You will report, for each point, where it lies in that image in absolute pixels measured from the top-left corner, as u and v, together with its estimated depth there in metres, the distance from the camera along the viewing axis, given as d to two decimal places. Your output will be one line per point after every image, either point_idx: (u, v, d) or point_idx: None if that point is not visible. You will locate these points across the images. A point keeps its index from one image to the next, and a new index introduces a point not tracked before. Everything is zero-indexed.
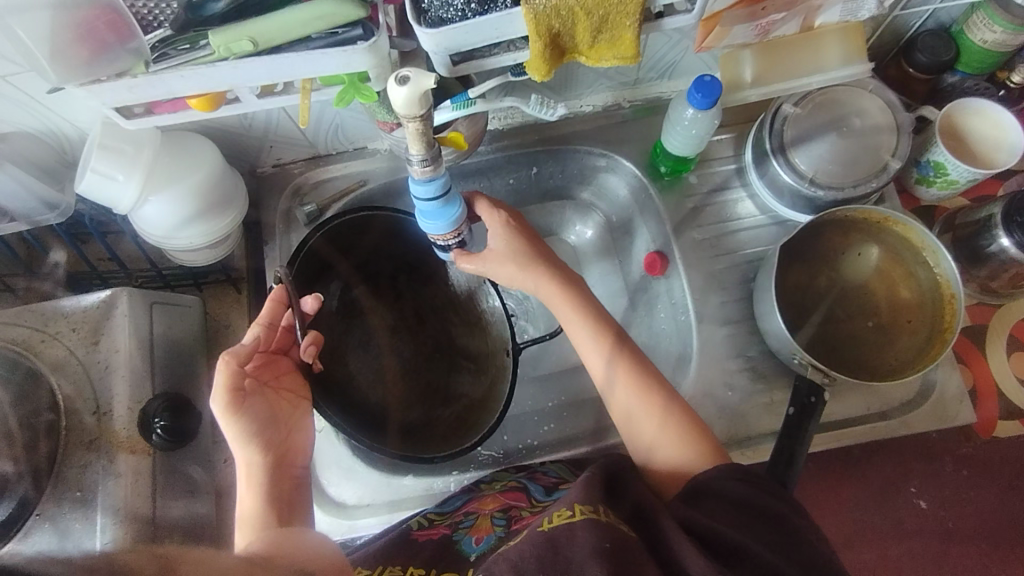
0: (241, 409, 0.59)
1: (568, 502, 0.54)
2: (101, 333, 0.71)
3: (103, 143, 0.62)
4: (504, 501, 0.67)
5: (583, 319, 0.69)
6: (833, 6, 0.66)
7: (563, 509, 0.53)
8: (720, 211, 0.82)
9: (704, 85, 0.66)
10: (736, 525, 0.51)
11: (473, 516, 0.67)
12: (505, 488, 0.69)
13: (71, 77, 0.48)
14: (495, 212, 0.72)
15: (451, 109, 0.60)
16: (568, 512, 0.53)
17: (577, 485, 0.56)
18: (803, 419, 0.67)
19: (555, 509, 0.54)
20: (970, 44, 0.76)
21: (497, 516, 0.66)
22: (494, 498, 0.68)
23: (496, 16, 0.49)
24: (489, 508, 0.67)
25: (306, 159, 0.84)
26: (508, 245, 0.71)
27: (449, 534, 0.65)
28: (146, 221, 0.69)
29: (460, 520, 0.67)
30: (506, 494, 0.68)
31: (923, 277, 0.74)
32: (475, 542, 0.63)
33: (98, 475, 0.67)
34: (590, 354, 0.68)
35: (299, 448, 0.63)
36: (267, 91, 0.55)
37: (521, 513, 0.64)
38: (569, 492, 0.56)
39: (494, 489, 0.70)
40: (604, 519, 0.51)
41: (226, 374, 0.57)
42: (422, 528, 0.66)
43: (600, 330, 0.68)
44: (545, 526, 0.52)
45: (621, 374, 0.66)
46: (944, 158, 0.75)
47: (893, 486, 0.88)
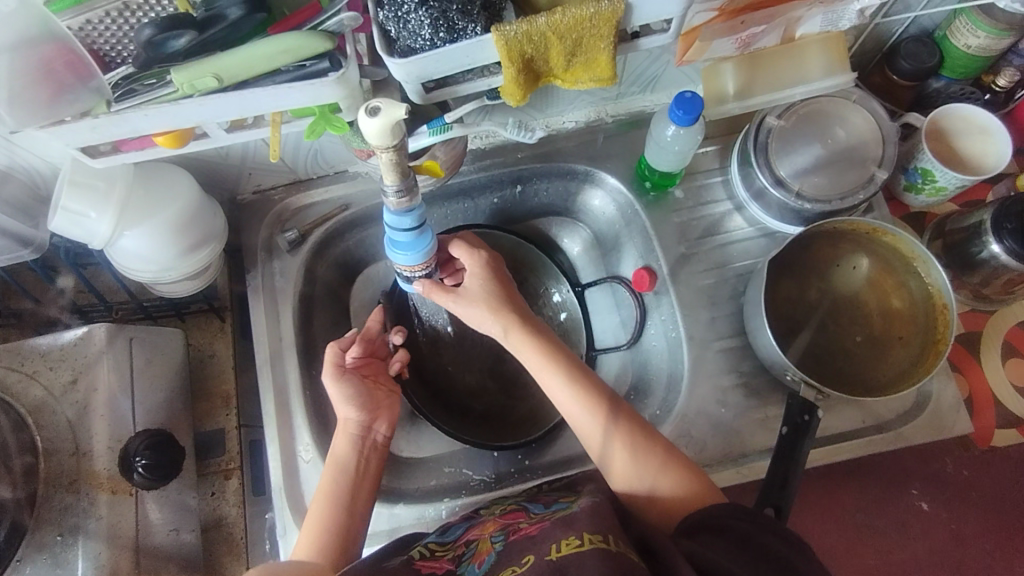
0: (343, 380, 0.70)
1: (579, 530, 0.54)
2: (79, 371, 0.69)
3: (74, 179, 0.60)
4: (502, 523, 0.66)
5: (584, 395, 0.66)
6: (815, 17, 0.66)
7: (573, 537, 0.54)
8: (708, 224, 0.81)
9: (685, 101, 0.65)
10: (737, 562, 0.50)
11: (474, 543, 0.64)
12: (504, 512, 0.68)
13: (30, 120, 0.47)
14: (475, 252, 0.73)
15: (429, 134, 0.59)
16: (577, 541, 0.53)
17: (583, 513, 0.56)
18: (798, 439, 0.65)
19: (562, 536, 0.54)
20: (954, 49, 0.75)
21: (496, 535, 0.63)
22: (495, 521, 0.67)
23: (466, 44, 0.47)
24: (489, 531, 0.65)
25: (286, 185, 0.83)
26: (479, 283, 0.71)
27: (453, 569, 0.62)
28: (121, 256, 0.67)
29: (462, 552, 0.64)
30: (505, 517, 0.67)
31: (914, 287, 0.73)
32: (477, 566, 0.60)
33: (78, 518, 0.65)
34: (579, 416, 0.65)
35: (383, 423, 0.71)
36: (237, 125, 0.54)
37: (519, 526, 0.63)
38: (576, 520, 0.56)
39: (494, 514, 0.69)
40: (614, 548, 0.51)
41: (331, 350, 0.71)
42: (424, 559, 0.64)
43: (586, 395, 0.66)
44: (553, 554, 0.52)
45: (618, 436, 0.64)
46: (932, 165, 0.74)
47: (896, 486, 0.86)
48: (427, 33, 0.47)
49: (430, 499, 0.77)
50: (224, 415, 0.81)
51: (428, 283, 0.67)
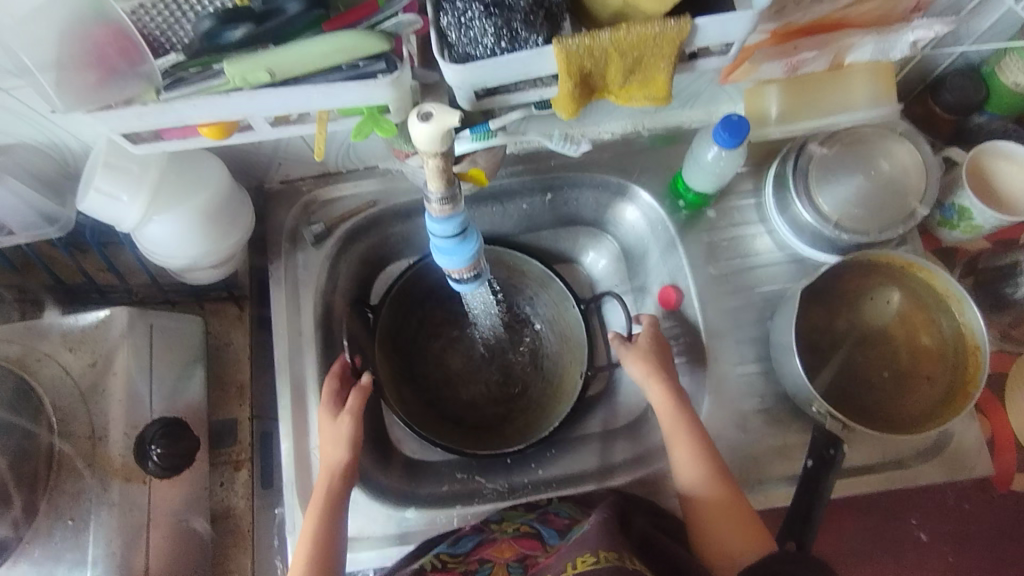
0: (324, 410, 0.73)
1: (592, 547, 0.56)
2: (98, 355, 0.68)
3: (108, 161, 0.59)
4: (519, 550, 0.66)
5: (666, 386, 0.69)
6: (865, 45, 0.65)
7: (587, 554, 0.56)
8: (738, 245, 0.80)
9: (732, 124, 0.64)
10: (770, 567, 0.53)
11: (490, 566, 0.66)
12: (519, 535, 0.68)
13: (77, 104, 0.46)
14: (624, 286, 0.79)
15: (470, 139, 0.59)
16: (592, 558, 0.55)
17: (594, 529, 0.59)
18: (822, 470, 0.66)
19: (577, 553, 0.57)
20: (1001, 86, 0.74)
21: (513, 564, 0.65)
22: (510, 545, 0.67)
23: (525, 55, 0.46)
24: (505, 557, 0.66)
25: (315, 176, 0.82)
26: (644, 337, 0.73)
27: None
28: (149, 241, 0.67)
29: (475, 569, 0.65)
30: (521, 542, 0.67)
31: (946, 325, 0.72)
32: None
33: (90, 504, 0.64)
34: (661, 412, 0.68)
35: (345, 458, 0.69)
36: (282, 120, 0.53)
37: (538, 563, 0.64)
38: (586, 536, 0.58)
39: (508, 534, 0.69)
40: (628, 566, 0.54)
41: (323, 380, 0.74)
42: (435, 571, 0.65)
43: (673, 398, 0.68)
44: (571, 570, 0.55)
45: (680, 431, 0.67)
46: (971, 203, 0.73)
47: (896, 515, 0.86)
48: (489, 41, 0.46)
49: (441, 504, 0.76)
50: (238, 405, 0.80)
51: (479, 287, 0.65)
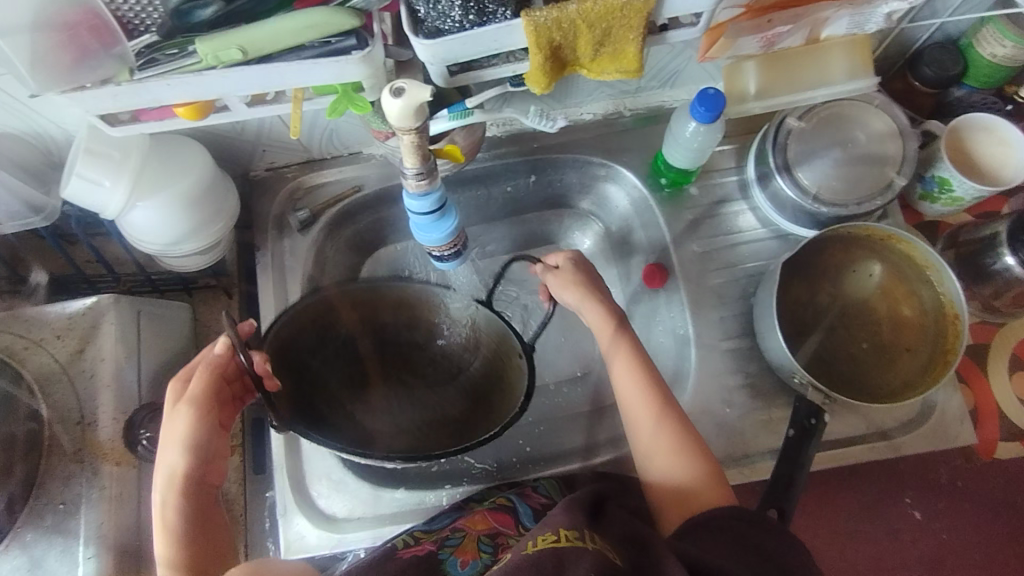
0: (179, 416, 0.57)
1: (552, 526, 0.53)
2: (86, 340, 0.69)
3: (89, 147, 0.60)
4: (492, 524, 0.66)
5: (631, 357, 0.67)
6: (840, 19, 0.65)
7: (548, 533, 0.53)
8: (721, 223, 0.81)
9: (708, 98, 0.64)
10: (729, 559, 0.51)
11: (460, 535, 0.64)
12: (494, 507, 0.68)
13: (52, 84, 0.46)
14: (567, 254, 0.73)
15: (448, 118, 0.58)
16: (553, 536, 0.52)
17: (559, 508, 0.56)
18: (803, 441, 0.65)
19: (537, 533, 0.53)
20: (979, 58, 0.75)
21: (484, 540, 0.64)
22: (484, 517, 0.67)
23: (495, 28, 0.47)
24: (477, 529, 0.65)
25: (299, 163, 0.82)
26: (574, 275, 0.71)
27: (436, 553, 0.63)
28: (132, 226, 0.67)
29: (446, 537, 0.65)
30: (495, 515, 0.67)
31: (926, 296, 0.73)
32: (460, 565, 0.61)
33: (82, 487, 0.66)
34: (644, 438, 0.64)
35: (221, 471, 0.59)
36: (258, 99, 0.53)
37: (508, 540, 0.63)
38: (551, 516, 0.55)
39: (484, 506, 0.69)
40: (589, 546, 0.51)
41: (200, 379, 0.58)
42: (407, 547, 0.64)
43: (640, 370, 0.66)
44: (530, 548, 0.51)
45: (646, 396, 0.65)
46: (950, 175, 0.74)
47: (889, 495, 0.86)
48: (457, 14, 0.46)
49: (431, 485, 0.77)
50: None
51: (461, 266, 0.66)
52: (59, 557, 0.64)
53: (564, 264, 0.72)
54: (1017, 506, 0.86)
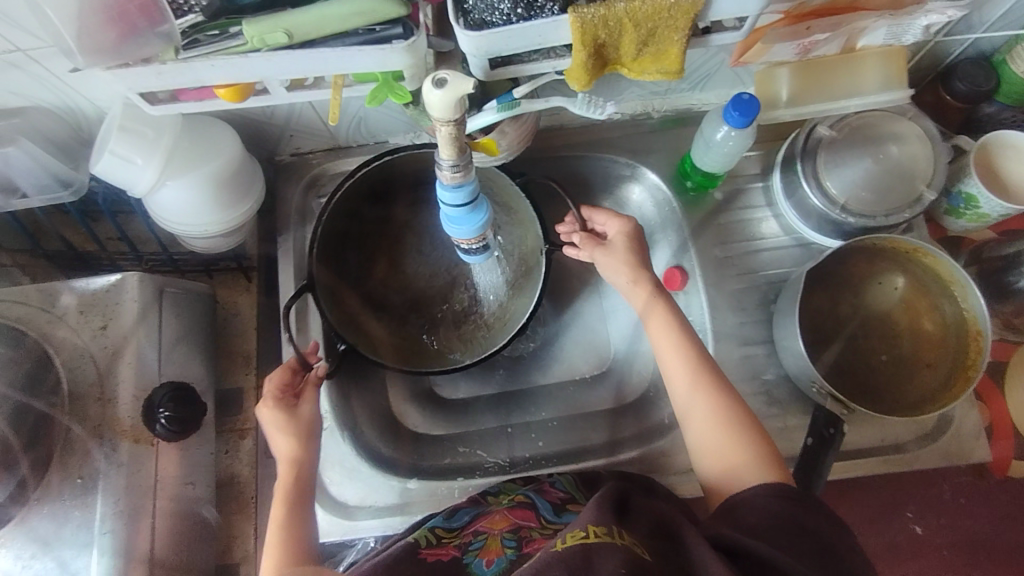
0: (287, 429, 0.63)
1: (581, 523, 0.52)
2: (109, 317, 0.69)
3: (123, 124, 0.60)
4: (513, 521, 0.65)
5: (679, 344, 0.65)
6: (878, 29, 0.65)
7: (576, 530, 0.51)
8: (744, 229, 0.80)
9: (743, 103, 0.64)
10: (776, 544, 0.49)
11: (483, 537, 0.63)
12: (513, 506, 0.68)
13: (95, 60, 0.46)
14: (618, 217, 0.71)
15: (497, 110, 0.58)
16: (581, 533, 0.50)
17: (590, 508, 0.54)
18: (821, 450, 0.65)
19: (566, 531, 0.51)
20: (1011, 74, 0.74)
21: (507, 537, 0.63)
22: (504, 517, 0.66)
23: (541, 24, 0.47)
24: (499, 528, 0.64)
25: (324, 150, 0.82)
26: (621, 244, 0.70)
27: (459, 557, 0.61)
28: (160, 205, 0.67)
29: (469, 541, 0.63)
30: (515, 513, 0.66)
31: (948, 310, 0.72)
32: (487, 564, 0.60)
33: (99, 463, 0.66)
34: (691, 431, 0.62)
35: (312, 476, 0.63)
36: (297, 84, 0.53)
37: (531, 534, 0.63)
38: (580, 515, 0.53)
39: (502, 506, 0.69)
40: (621, 542, 0.49)
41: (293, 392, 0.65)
42: (429, 546, 0.62)
43: (699, 363, 0.64)
44: (558, 546, 0.49)
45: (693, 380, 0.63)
46: (977, 191, 0.74)
47: (890, 509, 0.87)
48: (505, 7, 0.47)
49: (443, 476, 0.77)
50: (244, 374, 0.82)
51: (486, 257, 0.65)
52: (76, 530, 0.64)
53: (616, 237, 0.70)
54: (1018, 524, 0.86)
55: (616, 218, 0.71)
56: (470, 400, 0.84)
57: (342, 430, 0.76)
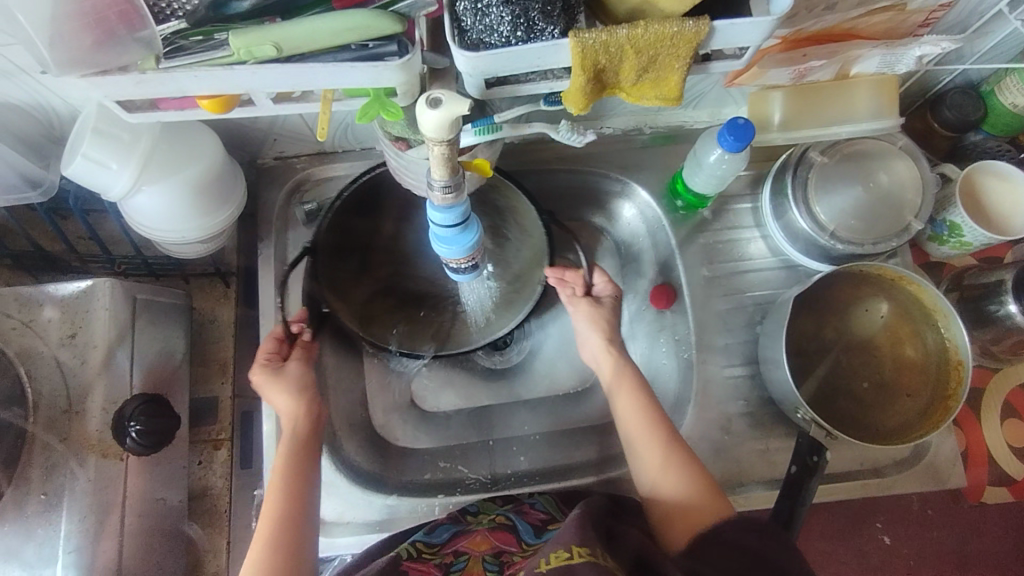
0: (285, 384, 0.67)
1: (565, 542, 0.52)
2: (79, 325, 0.67)
3: (98, 128, 0.57)
4: (493, 544, 0.66)
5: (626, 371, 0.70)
6: (872, 57, 0.65)
7: (560, 549, 0.52)
8: (731, 249, 0.80)
9: (737, 128, 0.64)
10: None
11: (465, 559, 0.65)
12: (494, 526, 0.69)
13: (71, 67, 0.44)
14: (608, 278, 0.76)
15: (474, 133, 0.56)
16: (566, 553, 0.51)
17: (570, 524, 0.55)
18: (804, 478, 0.65)
19: (550, 550, 0.53)
20: (999, 106, 0.75)
21: (488, 561, 0.65)
22: (485, 538, 0.67)
23: (541, 46, 0.45)
24: (480, 551, 0.66)
25: (309, 154, 0.80)
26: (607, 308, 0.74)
27: None
28: (135, 211, 0.65)
29: (450, 562, 0.65)
30: (495, 535, 0.68)
31: (930, 339, 0.73)
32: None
33: (65, 478, 0.63)
34: (642, 458, 0.64)
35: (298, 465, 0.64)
36: (285, 96, 0.51)
37: (512, 558, 0.64)
38: (561, 533, 0.54)
39: (483, 526, 0.70)
40: (602, 563, 0.50)
41: (273, 348, 0.68)
42: (411, 560, 0.65)
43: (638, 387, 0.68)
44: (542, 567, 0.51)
45: (631, 405, 0.67)
46: (962, 220, 0.74)
47: (859, 519, 0.88)
48: (505, 29, 0.45)
49: (424, 493, 0.76)
50: (220, 383, 0.80)
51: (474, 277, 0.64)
52: (39, 548, 0.62)
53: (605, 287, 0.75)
54: (983, 540, 0.88)
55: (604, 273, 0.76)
56: (451, 412, 0.83)
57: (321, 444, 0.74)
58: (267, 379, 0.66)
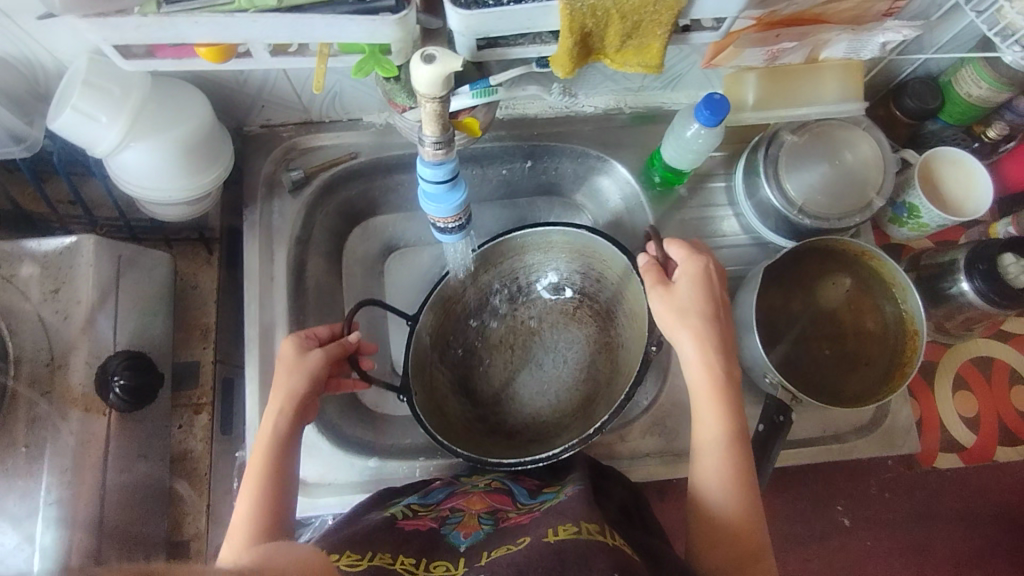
0: (297, 369, 0.64)
1: (574, 518, 0.55)
2: (62, 281, 0.67)
3: (89, 80, 0.58)
4: (490, 503, 0.65)
5: (710, 355, 0.61)
6: (839, 43, 0.69)
7: (568, 524, 0.54)
8: (705, 225, 0.84)
9: (713, 103, 0.67)
10: None
11: (461, 513, 0.63)
12: (489, 490, 0.68)
13: (73, 8, 0.45)
14: (696, 256, 0.64)
15: (470, 96, 0.58)
16: (574, 528, 0.53)
17: (580, 505, 0.58)
18: (772, 436, 0.69)
19: (558, 523, 0.55)
20: (956, 96, 0.79)
21: (484, 516, 0.62)
22: (480, 499, 0.66)
23: (532, 7, 0.48)
24: (475, 508, 0.64)
25: (296, 123, 0.81)
26: (692, 292, 0.63)
27: (437, 528, 0.61)
28: (124, 168, 0.65)
29: (446, 516, 0.63)
30: (492, 497, 0.66)
31: (889, 311, 0.77)
32: (464, 535, 0.59)
33: (46, 432, 0.63)
34: (707, 429, 0.60)
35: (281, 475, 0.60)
36: (281, 50, 0.52)
37: (507, 513, 0.62)
38: (572, 510, 0.57)
39: (479, 489, 0.68)
40: (610, 542, 0.52)
41: (316, 332, 0.67)
42: (406, 518, 0.62)
43: (715, 375, 0.61)
44: (551, 537, 0.53)
45: (716, 406, 0.60)
46: (920, 202, 0.79)
47: (820, 500, 0.89)
48: None
49: (404, 457, 0.77)
50: (201, 348, 0.80)
51: (460, 238, 0.66)
52: (18, 501, 0.62)
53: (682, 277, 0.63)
54: (936, 522, 0.90)
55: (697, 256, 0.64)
56: None
57: None
58: (291, 352, 0.65)
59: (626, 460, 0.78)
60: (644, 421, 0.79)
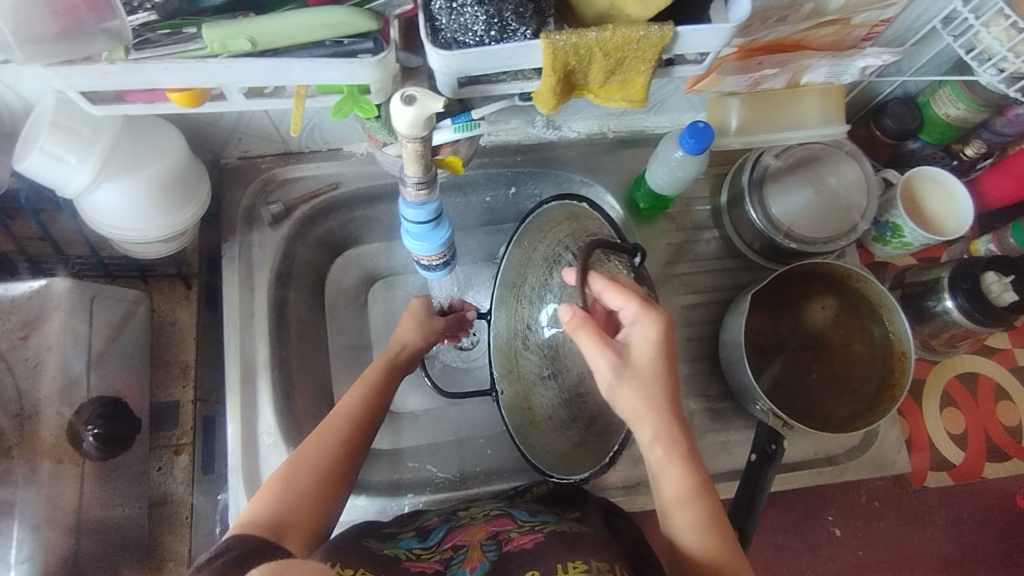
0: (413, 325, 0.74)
1: (585, 556, 0.54)
2: (31, 327, 0.65)
3: (56, 121, 0.55)
4: (489, 530, 0.62)
5: (659, 418, 0.54)
6: (820, 67, 0.69)
7: (578, 561, 0.53)
8: (693, 249, 0.83)
9: (698, 131, 0.66)
10: None
11: (463, 550, 0.60)
12: (489, 517, 0.65)
13: (37, 57, 0.43)
14: (654, 314, 0.53)
15: (452, 129, 0.57)
16: (585, 565, 0.53)
17: (590, 544, 0.57)
18: (764, 466, 0.68)
19: (568, 557, 0.54)
20: (935, 116, 0.80)
21: (486, 542, 0.60)
22: (480, 528, 0.63)
23: (512, 46, 0.47)
24: (477, 539, 0.61)
25: (275, 155, 0.80)
26: (646, 364, 0.54)
27: (442, 571, 0.57)
28: (95, 209, 0.63)
29: (450, 556, 0.59)
30: (492, 523, 0.64)
31: (876, 334, 0.77)
32: (470, 570, 0.56)
33: (16, 485, 0.61)
34: (670, 487, 0.54)
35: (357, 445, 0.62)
36: (257, 92, 0.51)
37: (510, 535, 0.60)
38: (582, 546, 0.56)
39: (477, 520, 0.65)
40: None
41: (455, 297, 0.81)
42: (411, 560, 0.59)
43: (670, 430, 0.54)
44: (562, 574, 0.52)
45: (673, 454, 0.54)
46: (903, 222, 0.79)
47: (812, 513, 0.89)
48: (479, 29, 0.46)
49: (393, 493, 0.76)
50: (181, 387, 0.77)
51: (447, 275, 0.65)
52: None
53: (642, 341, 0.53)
54: (926, 529, 0.90)
55: (649, 312, 0.53)
56: (417, 413, 0.84)
57: (287, 445, 0.73)
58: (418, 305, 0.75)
59: (618, 490, 0.77)
60: (637, 450, 0.78)
